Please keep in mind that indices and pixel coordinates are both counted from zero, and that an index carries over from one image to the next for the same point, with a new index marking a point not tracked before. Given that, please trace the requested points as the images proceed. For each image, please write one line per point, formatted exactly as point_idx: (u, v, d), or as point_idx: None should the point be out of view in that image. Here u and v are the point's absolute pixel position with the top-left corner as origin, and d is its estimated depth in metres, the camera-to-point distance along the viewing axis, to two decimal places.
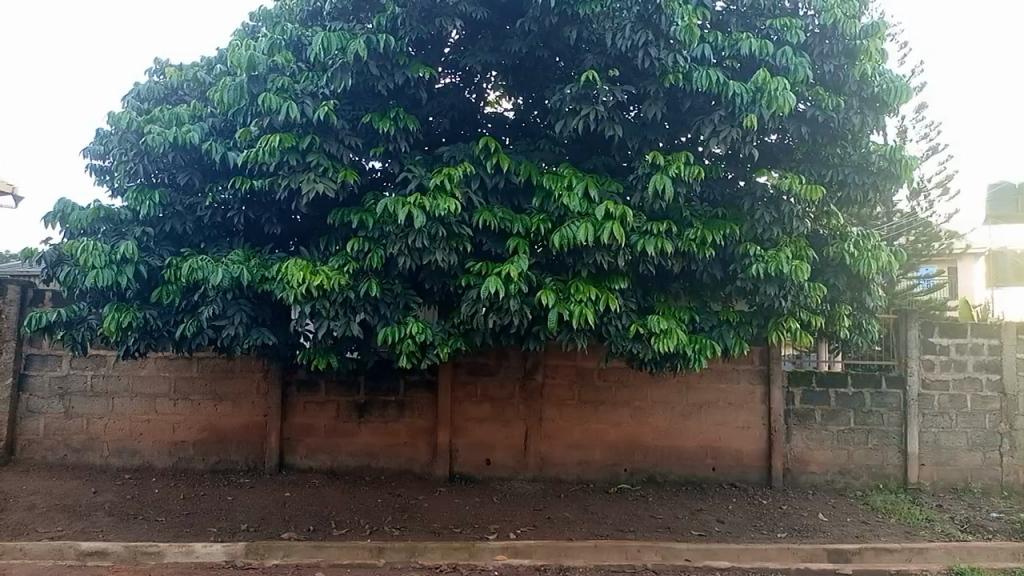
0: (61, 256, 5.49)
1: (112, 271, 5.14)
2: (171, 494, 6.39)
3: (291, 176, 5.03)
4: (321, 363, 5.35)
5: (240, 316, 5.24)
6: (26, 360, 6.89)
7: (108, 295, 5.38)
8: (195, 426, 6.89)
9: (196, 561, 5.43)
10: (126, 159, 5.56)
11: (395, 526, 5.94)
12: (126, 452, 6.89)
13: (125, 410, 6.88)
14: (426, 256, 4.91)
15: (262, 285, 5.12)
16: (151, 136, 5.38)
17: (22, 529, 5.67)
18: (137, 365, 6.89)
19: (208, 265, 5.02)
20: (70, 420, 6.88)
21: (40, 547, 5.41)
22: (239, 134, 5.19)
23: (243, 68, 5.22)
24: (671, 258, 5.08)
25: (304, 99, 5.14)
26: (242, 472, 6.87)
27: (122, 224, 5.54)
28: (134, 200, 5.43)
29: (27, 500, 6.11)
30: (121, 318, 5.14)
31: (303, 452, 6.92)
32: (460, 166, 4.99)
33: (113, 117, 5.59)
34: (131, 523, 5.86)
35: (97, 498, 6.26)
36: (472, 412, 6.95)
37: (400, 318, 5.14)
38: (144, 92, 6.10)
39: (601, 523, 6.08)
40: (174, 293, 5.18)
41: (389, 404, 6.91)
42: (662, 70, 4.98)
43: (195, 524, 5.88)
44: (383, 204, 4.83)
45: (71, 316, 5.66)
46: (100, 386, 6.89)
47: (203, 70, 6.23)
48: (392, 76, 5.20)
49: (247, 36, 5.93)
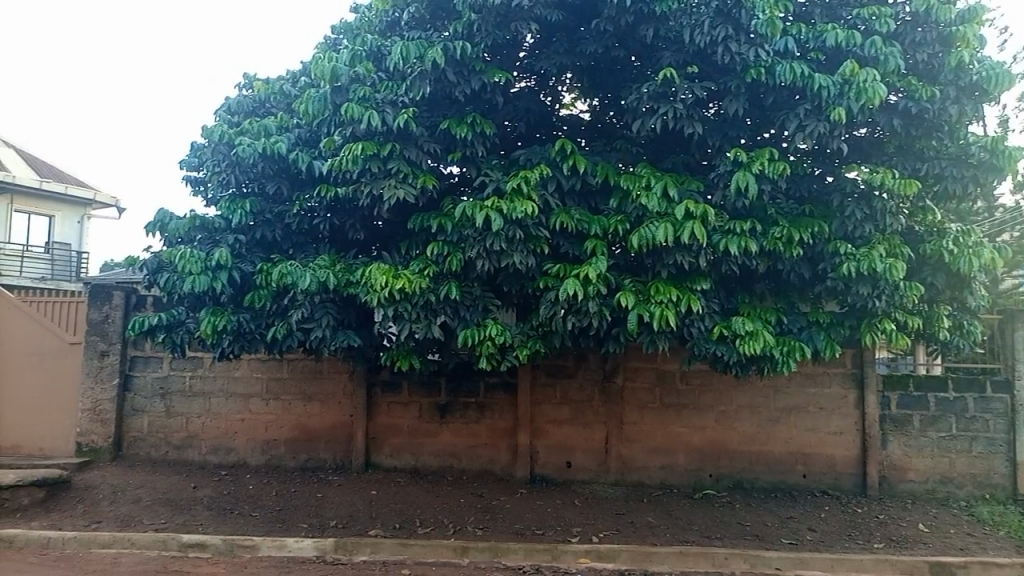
0: (160, 263, 5.83)
1: (208, 276, 5.44)
2: (264, 490, 6.65)
3: (373, 183, 5.16)
4: (403, 364, 5.46)
5: (327, 319, 5.42)
6: (131, 363, 7.29)
7: (204, 299, 5.67)
8: (286, 425, 7.14)
9: (289, 555, 5.64)
10: (220, 170, 5.86)
11: (478, 527, 6.00)
12: (223, 450, 7.20)
13: (221, 410, 7.20)
14: (504, 259, 4.94)
15: (348, 288, 5.27)
16: (241, 148, 5.64)
17: (130, 521, 6.03)
18: (232, 367, 7.19)
19: (297, 270, 5.23)
20: (172, 419, 7.24)
21: (146, 538, 5.73)
22: (324, 143, 5.39)
23: (325, 79, 5.41)
24: (755, 257, 4.96)
25: (385, 107, 5.27)
26: (331, 470, 7.07)
27: (216, 232, 5.82)
28: (227, 209, 5.72)
29: (134, 494, 6.48)
30: (216, 322, 5.44)
31: (388, 452, 7.07)
32: (537, 168, 5.01)
33: (208, 131, 5.91)
34: (229, 517, 6.14)
35: (197, 492, 6.57)
36: (551, 415, 6.94)
37: (479, 321, 5.20)
38: (234, 106, 6.39)
39: (686, 529, 5.97)
40: (265, 297, 5.41)
41: (469, 406, 6.99)
42: (743, 65, 4.87)
43: (287, 520, 6.10)
44: (461, 208, 4.90)
45: (170, 320, 6.01)
46: (197, 387, 7.24)
47: (289, 83, 6.49)
48: (469, 82, 5.27)
49: (329, 48, 6.10)
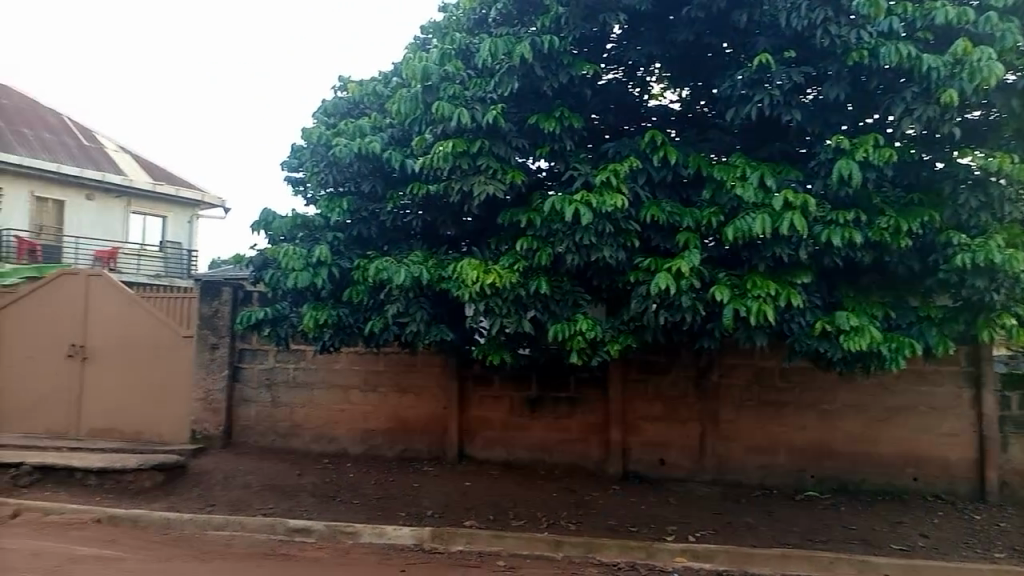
0: (265, 260, 6.13)
1: (310, 272, 5.67)
2: (364, 479, 6.90)
3: (463, 180, 5.23)
4: (495, 359, 5.49)
5: (421, 314, 5.54)
6: (240, 355, 7.71)
7: (306, 295, 5.93)
8: (383, 416, 7.37)
9: (388, 543, 5.83)
10: (318, 170, 6.08)
11: (571, 521, 6.00)
12: (325, 439, 7.52)
13: (322, 400, 7.51)
14: (594, 254, 4.90)
15: (440, 284, 5.38)
16: (339, 148, 5.85)
17: (242, 505, 6.41)
18: (331, 359, 7.48)
19: (392, 266, 5.37)
20: (278, 409, 7.62)
21: (256, 522, 6.07)
22: (415, 142, 5.49)
23: (417, 79, 5.50)
24: (860, 249, 4.69)
25: (475, 104, 5.31)
26: (426, 461, 7.25)
27: (316, 230, 6.05)
28: (326, 208, 5.94)
29: (245, 479, 6.88)
30: (318, 316, 5.67)
31: (481, 444, 7.17)
32: (627, 161, 4.93)
33: (307, 133, 6.16)
34: (332, 504, 6.42)
35: (302, 479, 6.89)
36: (645, 410, 6.83)
37: (569, 315, 5.17)
38: (330, 108, 6.61)
39: (787, 531, 5.76)
40: (362, 292, 5.57)
41: (560, 400, 6.98)
42: (844, 48, 4.60)
43: (385, 509, 6.31)
44: (550, 203, 4.88)
45: (276, 314, 6.32)
46: (300, 378, 7.58)
47: (381, 84, 6.65)
48: (557, 76, 5.25)
49: (419, 48, 6.21)
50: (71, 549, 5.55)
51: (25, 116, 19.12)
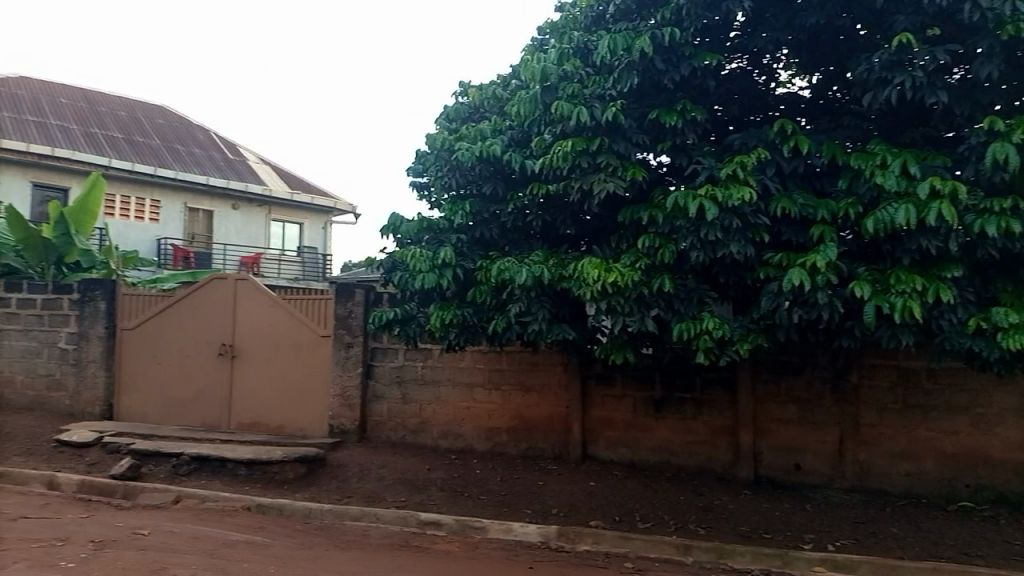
0: (393, 262, 6.37)
1: (435, 274, 5.85)
2: (490, 474, 7.03)
3: (582, 178, 5.21)
4: (618, 358, 5.42)
5: (543, 313, 5.57)
6: (372, 353, 8.07)
7: (432, 295, 6.12)
8: (507, 414, 7.47)
9: (515, 540, 5.92)
10: (442, 174, 6.26)
11: (700, 525, 5.88)
12: (451, 435, 7.71)
13: (449, 398, 7.72)
14: (720, 250, 4.75)
15: (561, 283, 5.38)
16: (461, 153, 5.98)
17: (377, 499, 6.73)
18: (457, 358, 7.67)
19: (513, 266, 5.44)
20: (407, 405, 7.90)
21: (390, 514, 6.33)
22: (534, 143, 5.51)
23: (535, 80, 5.55)
24: (1019, 239, 4.29)
25: (593, 102, 5.27)
26: (550, 459, 7.27)
27: (441, 232, 6.20)
28: (449, 211, 6.08)
29: (378, 473, 7.19)
30: (444, 316, 5.86)
31: (605, 444, 7.11)
32: (754, 153, 4.74)
33: (432, 139, 6.35)
34: (460, 499, 6.60)
35: (431, 474, 7.12)
36: (777, 413, 6.54)
37: (694, 314, 5.03)
38: (452, 113, 6.77)
39: (939, 544, 5.36)
40: (486, 292, 5.68)
41: (686, 401, 6.81)
42: (998, 21, 4.24)
43: (511, 506, 6.41)
44: (673, 199, 4.77)
45: (404, 314, 6.57)
46: (428, 376, 7.83)
47: (501, 87, 6.75)
48: (678, 69, 5.13)
49: (537, 50, 6.24)
50: (225, 534, 6.01)
51: (180, 134, 20.88)
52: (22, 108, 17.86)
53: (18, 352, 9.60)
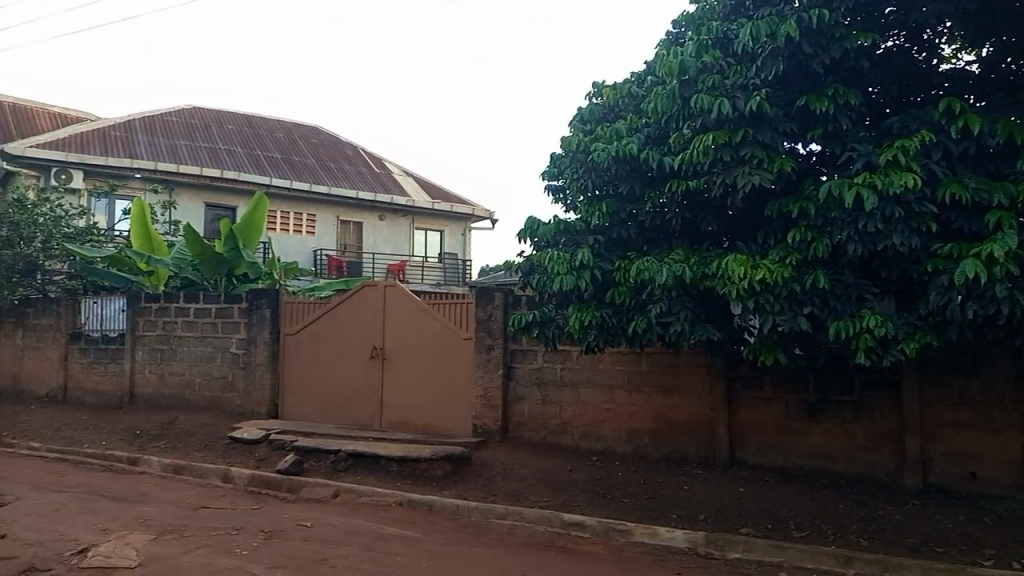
0: (532, 266, 6.45)
1: (573, 276, 5.87)
2: (633, 477, 6.93)
3: (726, 173, 5.04)
4: (767, 359, 5.17)
5: (685, 313, 5.44)
6: (512, 355, 8.18)
7: (571, 297, 6.13)
8: (649, 416, 7.33)
9: (661, 544, 5.81)
10: (578, 176, 6.24)
11: (863, 536, 5.51)
12: (593, 437, 7.67)
13: (589, 399, 7.69)
14: (881, 242, 4.45)
15: (704, 281, 5.23)
16: (597, 153, 5.94)
17: (521, 498, 6.82)
18: (596, 359, 7.64)
19: (654, 265, 5.36)
20: (547, 407, 7.96)
21: (534, 514, 6.40)
22: (673, 139, 5.41)
23: (673, 74, 5.39)
24: None
25: (736, 93, 5.09)
26: (695, 463, 7.07)
27: (578, 234, 6.21)
28: (586, 213, 6.07)
29: (520, 473, 7.28)
30: (583, 317, 5.85)
31: (754, 449, 6.82)
32: (917, 136, 4.42)
33: (566, 141, 6.34)
34: (604, 502, 6.56)
35: (573, 475, 7.12)
36: (948, 417, 6.02)
37: (853, 312, 4.72)
38: (586, 115, 6.74)
39: None
40: (625, 293, 5.62)
41: (843, 405, 6.41)
42: None
43: (656, 510, 6.30)
44: (825, 188, 4.55)
45: (543, 316, 6.62)
46: (568, 377, 7.85)
47: (636, 84, 6.65)
48: (828, 51, 4.87)
49: (672, 43, 6.09)
50: (380, 528, 6.31)
51: (327, 152, 22.22)
52: (195, 135, 19.67)
53: (196, 357, 10.56)
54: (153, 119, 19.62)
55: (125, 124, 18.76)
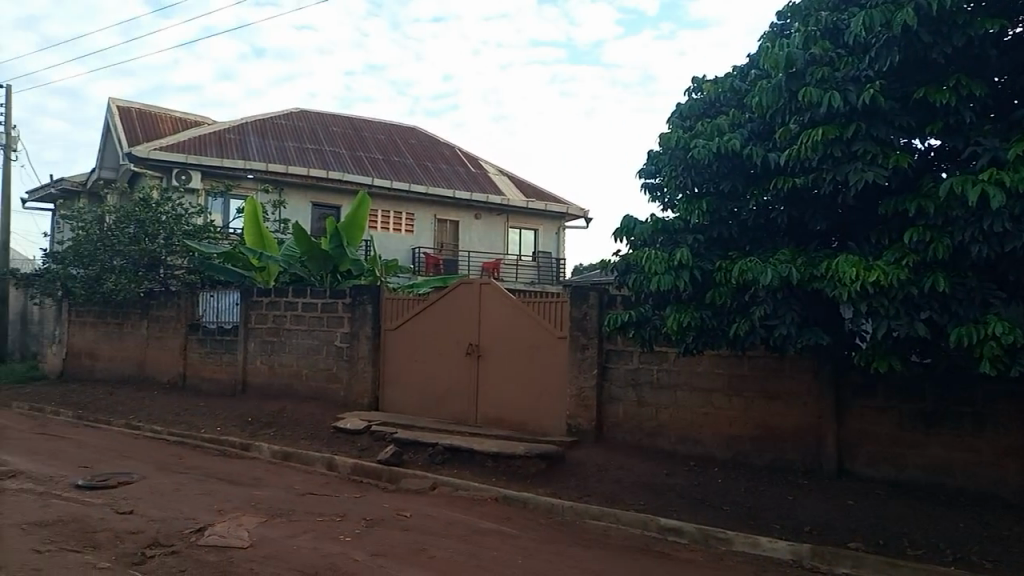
0: (627, 265, 6.35)
1: (672, 275, 5.76)
2: (733, 484, 6.75)
3: (837, 169, 4.83)
4: (881, 366, 4.91)
5: (792, 316, 5.25)
6: (607, 355, 8.13)
7: (669, 297, 6.02)
8: (750, 422, 7.12)
9: (763, 555, 5.64)
10: (676, 174, 6.10)
11: (986, 558, 5.17)
12: (690, 441, 7.52)
13: (687, 403, 7.54)
14: (1008, 243, 4.20)
15: (812, 283, 5.04)
16: (697, 150, 5.80)
17: (616, 500, 6.78)
18: (694, 362, 7.48)
19: (758, 266, 5.20)
20: (643, 408, 7.86)
21: (630, 516, 6.34)
22: (779, 134, 5.21)
23: (780, 67, 5.19)
24: None
25: (847, 86, 4.91)
26: (799, 472, 6.81)
27: (676, 233, 6.09)
28: (685, 211, 5.94)
29: (615, 475, 7.23)
30: (682, 319, 5.73)
31: (863, 460, 6.51)
32: None
33: (664, 138, 6.17)
34: (702, 508, 6.43)
35: (670, 479, 7.01)
36: None
37: (977, 318, 4.42)
38: (686, 111, 6.57)
39: None
40: (727, 294, 5.48)
41: (963, 417, 6.03)
42: None
43: (757, 519, 6.12)
44: (946, 185, 4.33)
45: (639, 316, 6.52)
46: (665, 379, 7.73)
47: (738, 78, 6.47)
48: (951, 40, 4.58)
49: (777, 36, 5.88)
50: (476, 521, 6.41)
51: (425, 152, 22.74)
52: (302, 138, 20.56)
53: (303, 349, 11.05)
54: (264, 123, 20.63)
55: (239, 128, 19.82)
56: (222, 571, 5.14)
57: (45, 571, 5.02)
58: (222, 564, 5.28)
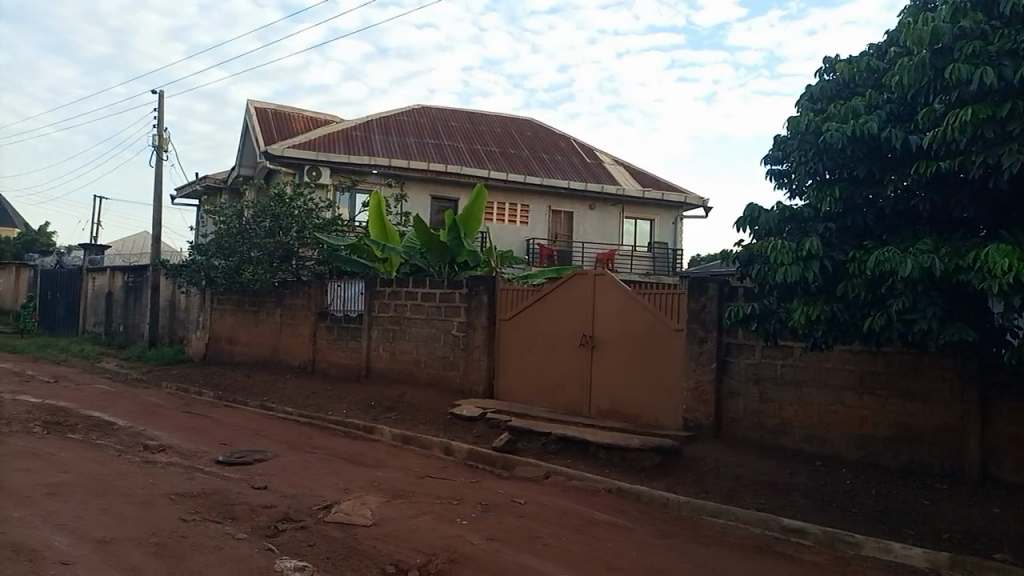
0: (751, 256, 6.16)
1: (800, 266, 5.50)
2: (863, 487, 6.38)
3: (988, 151, 4.46)
4: None
5: (934, 310, 4.87)
6: (726, 349, 7.88)
7: (795, 289, 5.75)
8: (884, 422, 6.70)
9: (896, 562, 5.30)
10: (806, 159, 5.81)
11: None
12: (816, 440, 7.16)
13: (813, 400, 7.19)
14: None
15: (957, 275, 4.67)
16: (829, 133, 5.49)
17: (735, 498, 6.57)
18: (822, 358, 7.12)
19: (895, 256, 4.88)
20: (765, 405, 7.56)
21: (750, 515, 6.13)
22: (921, 115, 4.85)
23: (924, 43, 4.83)
24: None
25: (1002, 60, 4.50)
26: (938, 477, 6.35)
27: (805, 221, 5.81)
28: (815, 198, 5.64)
29: (735, 472, 7.01)
30: (810, 311, 5.46)
31: (1013, 467, 5.98)
32: None
33: (793, 122, 5.87)
34: (828, 510, 6.13)
35: (793, 479, 6.71)
36: None
37: None
38: (817, 93, 6.24)
39: None
40: (860, 286, 5.18)
41: None
42: None
43: (889, 525, 5.76)
44: None
45: (763, 309, 6.27)
46: (788, 375, 7.40)
47: (876, 56, 6.07)
48: None
49: (921, 9, 5.47)
50: (589, 512, 6.41)
51: (542, 144, 22.84)
52: (422, 133, 21.16)
53: (422, 338, 11.40)
54: (387, 120, 21.39)
55: (364, 125, 20.64)
56: (346, 547, 5.40)
57: (192, 539, 5.46)
58: (346, 540, 5.55)
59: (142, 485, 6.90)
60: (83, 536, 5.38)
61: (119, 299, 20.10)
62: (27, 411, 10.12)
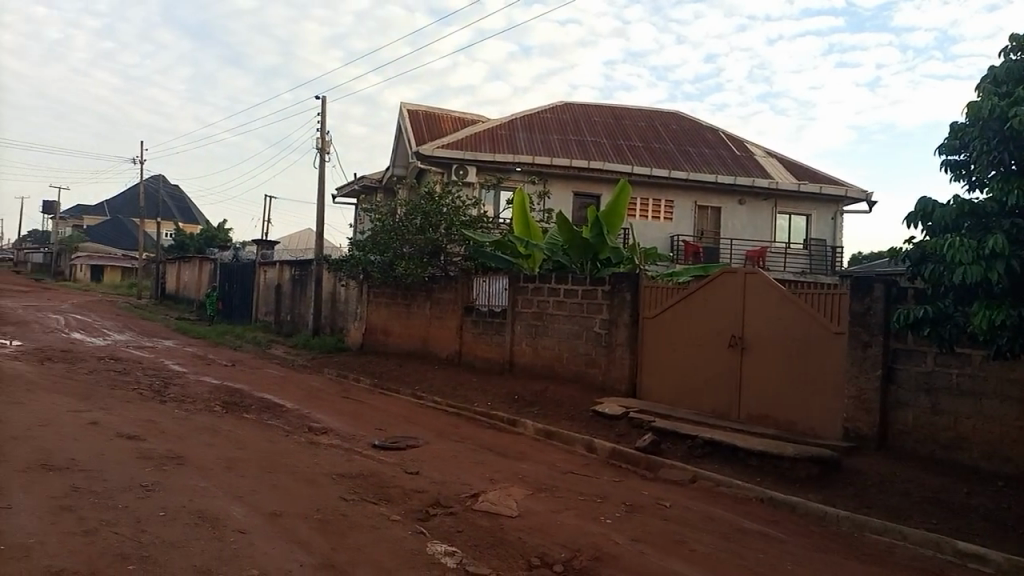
0: (924, 254, 5.68)
1: (981, 267, 5.02)
2: None
3: None
4: None
5: None
6: (894, 355, 7.32)
7: (976, 292, 5.26)
8: None
9: None
10: (990, 148, 5.27)
11: None
12: (998, 458, 6.51)
13: (995, 414, 6.54)
14: None
15: None
16: (1018, 119, 4.95)
17: (901, 516, 6.12)
18: (1007, 368, 6.45)
19: None
20: (938, 417, 6.97)
21: (919, 535, 5.69)
22: None
23: None
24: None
25: None
26: None
27: (988, 217, 5.29)
28: (1000, 191, 5.12)
29: (902, 487, 6.53)
30: (993, 316, 4.97)
31: None
32: None
33: (973, 107, 5.34)
34: (1012, 537, 5.56)
35: (970, 499, 6.15)
36: None
37: None
38: (1003, 73, 5.62)
39: None
40: None
41: None
42: None
43: None
44: None
45: (937, 313, 5.78)
46: (966, 386, 6.77)
47: None
48: None
49: None
50: (738, 520, 6.19)
51: (688, 137, 22.27)
52: (566, 130, 21.25)
53: (565, 334, 11.47)
54: (531, 117, 21.65)
55: (510, 123, 21.03)
56: (493, 536, 5.55)
57: (351, 518, 5.82)
58: (493, 529, 5.70)
59: (306, 464, 7.43)
60: (257, 509, 5.88)
61: (286, 290, 21.74)
62: (210, 391, 11.19)
